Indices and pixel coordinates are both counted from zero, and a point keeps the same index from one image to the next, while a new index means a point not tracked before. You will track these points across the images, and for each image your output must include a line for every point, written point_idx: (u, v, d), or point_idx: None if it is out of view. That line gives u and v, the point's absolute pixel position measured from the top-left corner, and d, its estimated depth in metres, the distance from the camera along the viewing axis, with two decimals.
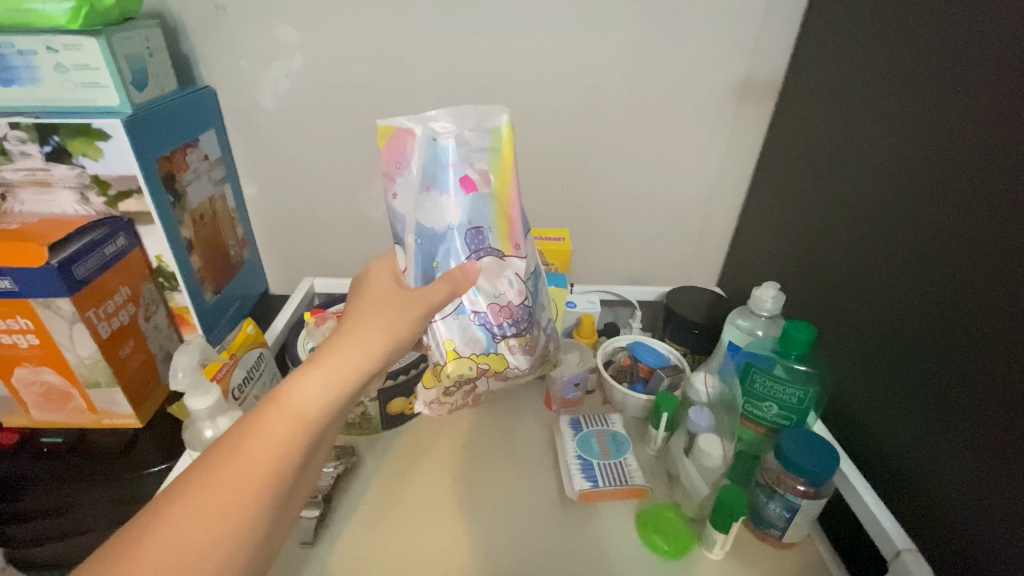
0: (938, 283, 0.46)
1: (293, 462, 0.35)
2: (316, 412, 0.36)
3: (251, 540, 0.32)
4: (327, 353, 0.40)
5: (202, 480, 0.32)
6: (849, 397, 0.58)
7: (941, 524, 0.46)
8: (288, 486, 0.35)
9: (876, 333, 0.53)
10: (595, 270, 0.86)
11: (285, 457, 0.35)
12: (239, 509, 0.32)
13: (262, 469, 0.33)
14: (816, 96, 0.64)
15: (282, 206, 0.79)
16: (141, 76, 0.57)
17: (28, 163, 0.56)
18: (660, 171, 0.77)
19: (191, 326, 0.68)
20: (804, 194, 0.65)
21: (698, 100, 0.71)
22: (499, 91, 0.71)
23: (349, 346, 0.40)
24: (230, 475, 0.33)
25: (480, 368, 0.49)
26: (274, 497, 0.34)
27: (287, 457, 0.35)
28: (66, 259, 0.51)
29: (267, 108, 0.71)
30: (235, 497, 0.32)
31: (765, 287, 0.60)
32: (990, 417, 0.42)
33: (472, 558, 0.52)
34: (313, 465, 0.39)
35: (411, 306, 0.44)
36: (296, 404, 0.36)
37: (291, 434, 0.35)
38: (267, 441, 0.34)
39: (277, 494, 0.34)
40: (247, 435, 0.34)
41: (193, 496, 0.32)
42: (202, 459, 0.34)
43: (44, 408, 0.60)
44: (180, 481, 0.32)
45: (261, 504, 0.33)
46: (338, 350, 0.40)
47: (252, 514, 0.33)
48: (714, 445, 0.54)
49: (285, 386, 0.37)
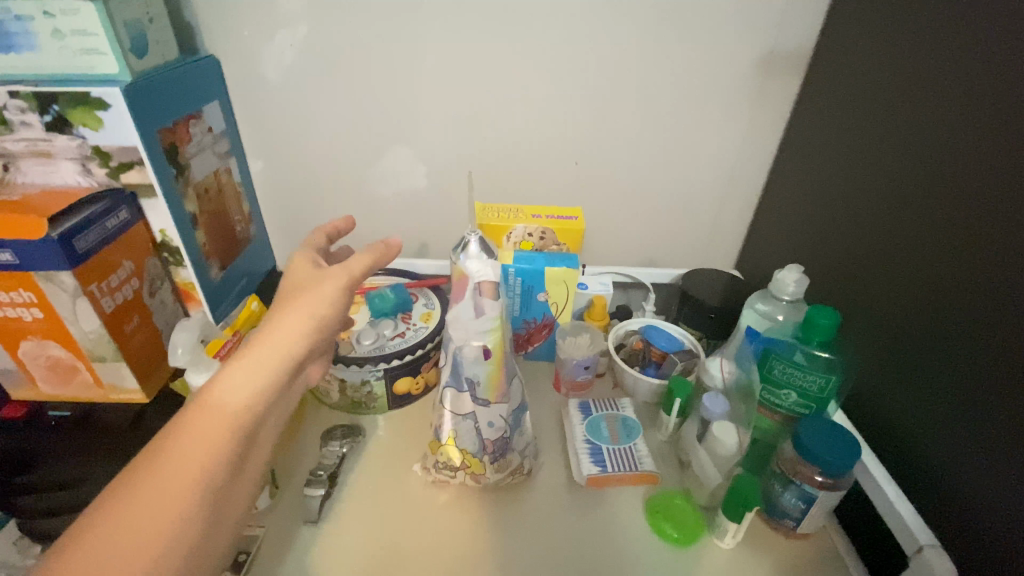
0: (965, 263, 0.45)
1: (238, 443, 0.37)
2: (245, 399, 0.38)
3: (194, 526, 0.34)
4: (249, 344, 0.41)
5: (136, 477, 0.33)
6: (873, 386, 0.55)
7: (960, 512, 0.45)
8: (227, 474, 0.36)
9: (908, 323, 0.50)
10: (609, 251, 0.84)
11: (218, 446, 0.36)
12: (177, 500, 0.33)
13: (196, 459, 0.35)
14: (849, 67, 0.60)
15: (288, 182, 0.78)
16: (141, 42, 0.55)
17: (28, 133, 0.54)
18: (678, 147, 0.73)
19: (198, 302, 0.67)
20: (833, 172, 0.62)
21: (722, 73, 0.68)
22: (512, 62, 0.68)
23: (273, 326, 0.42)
24: (163, 468, 0.34)
25: (463, 463, 0.54)
26: (212, 485, 0.35)
27: (221, 446, 0.36)
28: (67, 232, 0.50)
29: (272, 78, 0.69)
30: (172, 490, 0.33)
31: (788, 269, 0.56)
32: (1009, 404, 0.41)
33: (479, 540, 0.52)
34: (260, 452, 0.40)
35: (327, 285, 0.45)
36: (223, 394, 0.38)
37: (221, 424, 0.37)
38: (199, 434, 0.36)
39: (214, 481, 0.35)
40: (177, 431, 0.36)
41: (132, 492, 0.33)
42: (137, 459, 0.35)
43: (52, 381, 0.59)
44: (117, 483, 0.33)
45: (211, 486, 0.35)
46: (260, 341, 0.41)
47: (190, 503, 0.34)
48: (728, 432, 0.53)
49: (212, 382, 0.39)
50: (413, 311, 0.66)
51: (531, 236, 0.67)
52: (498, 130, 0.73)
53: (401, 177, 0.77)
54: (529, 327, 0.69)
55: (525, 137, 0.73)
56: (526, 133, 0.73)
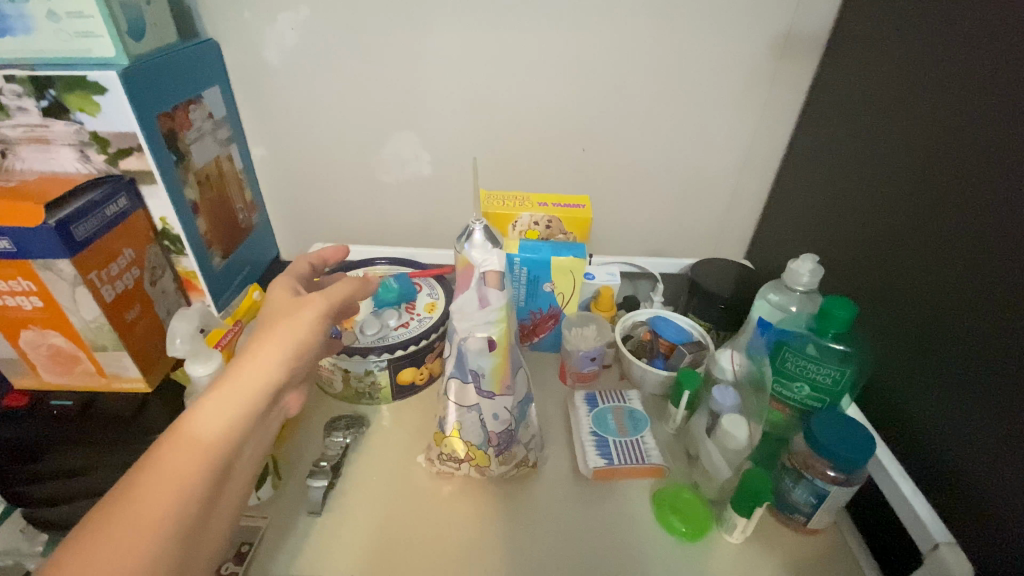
0: (990, 250, 0.43)
1: (218, 473, 0.34)
2: (219, 435, 0.35)
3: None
4: (228, 372, 0.38)
5: (93, 530, 0.30)
6: (889, 380, 0.53)
7: (980, 509, 0.43)
8: (194, 522, 0.33)
9: (926, 316, 0.49)
10: (617, 240, 0.82)
11: (188, 490, 0.33)
12: (138, 556, 0.30)
13: (162, 506, 0.31)
14: (869, 49, 0.58)
15: (291, 169, 0.76)
16: (138, 24, 0.53)
17: (25, 119, 0.53)
18: (689, 133, 0.71)
19: (200, 291, 0.67)
20: (849, 158, 0.60)
21: (735, 56, 0.66)
22: (518, 45, 0.66)
23: (253, 353, 0.39)
24: (125, 517, 0.30)
25: (468, 455, 0.53)
26: (178, 535, 0.32)
27: (191, 489, 0.33)
28: (65, 219, 0.49)
29: (273, 62, 0.67)
30: (133, 545, 0.30)
31: (803, 259, 0.54)
32: None
33: (484, 532, 0.51)
34: (234, 493, 0.37)
35: (309, 308, 0.43)
36: (196, 430, 0.34)
37: (193, 463, 0.33)
38: (168, 476, 0.32)
39: (181, 531, 0.32)
40: (143, 472, 0.32)
41: (89, 546, 0.29)
42: (95, 509, 0.31)
43: (55, 370, 0.59)
44: (71, 537, 0.30)
45: (175, 535, 0.32)
46: (238, 368, 0.38)
47: (151, 562, 0.30)
48: (740, 426, 0.51)
49: (184, 416, 0.35)
50: (417, 301, 0.65)
51: (537, 225, 0.67)
52: (504, 116, 0.71)
53: (406, 164, 0.76)
54: (534, 317, 0.68)
55: (531, 123, 0.72)
56: (533, 119, 0.71)
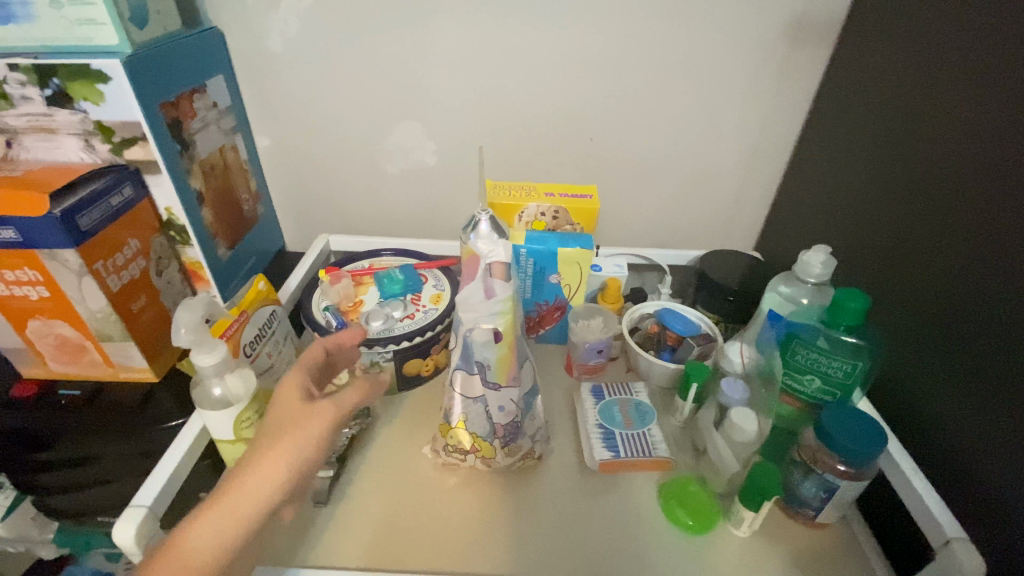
0: (1007, 240, 0.42)
1: None
2: (212, 557, 0.35)
3: None
4: (227, 487, 0.37)
5: None
6: (904, 375, 0.52)
7: (994, 505, 0.42)
8: None
9: (943, 309, 0.48)
10: (625, 231, 0.81)
11: None
12: None
13: None
14: (885, 34, 0.56)
15: (295, 159, 0.76)
16: (141, 11, 0.53)
17: (30, 108, 0.53)
18: (697, 122, 0.70)
19: (206, 281, 0.66)
20: (862, 147, 0.59)
21: (745, 42, 0.64)
22: (525, 32, 0.65)
23: (252, 470, 0.37)
24: None
25: (473, 447, 0.53)
26: None
27: None
28: (69, 209, 0.49)
29: (277, 51, 0.67)
30: None
31: (815, 251, 0.53)
32: None
33: (490, 523, 0.51)
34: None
35: (314, 421, 0.39)
36: (192, 548, 0.34)
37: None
38: None
39: None
40: None
41: None
42: None
43: (63, 360, 0.59)
44: None
45: None
46: (235, 485, 0.36)
47: None
48: (749, 420, 0.50)
49: (181, 529, 0.35)
50: (422, 292, 0.65)
51: (544, 216, 0.66)
52: (510, 104, 0.70)
53: (410, 154, 0.75)
54: (541, 309, 0.67)
55: (538, 112, 0.71)
56: (540, 108, 0.70)
